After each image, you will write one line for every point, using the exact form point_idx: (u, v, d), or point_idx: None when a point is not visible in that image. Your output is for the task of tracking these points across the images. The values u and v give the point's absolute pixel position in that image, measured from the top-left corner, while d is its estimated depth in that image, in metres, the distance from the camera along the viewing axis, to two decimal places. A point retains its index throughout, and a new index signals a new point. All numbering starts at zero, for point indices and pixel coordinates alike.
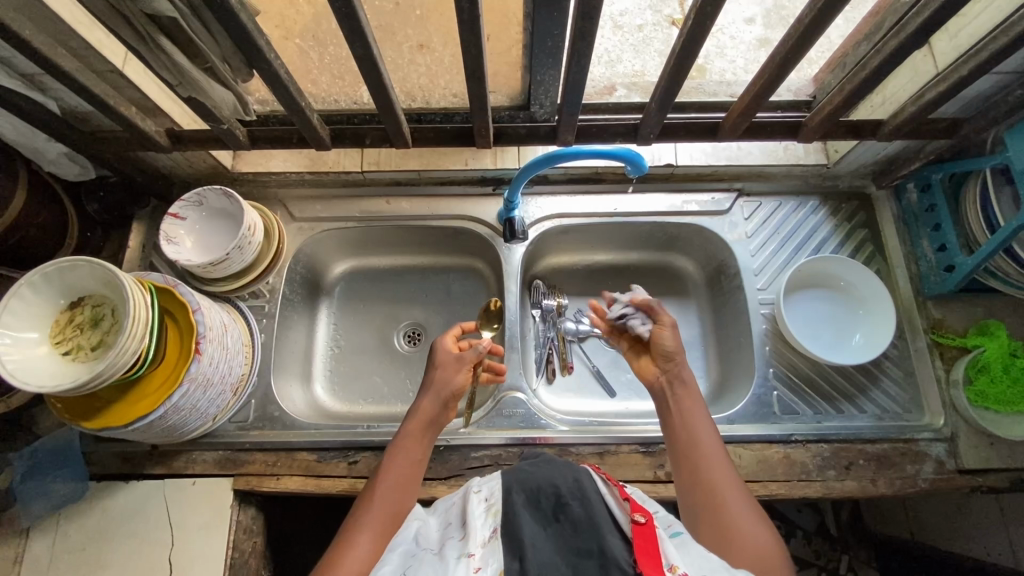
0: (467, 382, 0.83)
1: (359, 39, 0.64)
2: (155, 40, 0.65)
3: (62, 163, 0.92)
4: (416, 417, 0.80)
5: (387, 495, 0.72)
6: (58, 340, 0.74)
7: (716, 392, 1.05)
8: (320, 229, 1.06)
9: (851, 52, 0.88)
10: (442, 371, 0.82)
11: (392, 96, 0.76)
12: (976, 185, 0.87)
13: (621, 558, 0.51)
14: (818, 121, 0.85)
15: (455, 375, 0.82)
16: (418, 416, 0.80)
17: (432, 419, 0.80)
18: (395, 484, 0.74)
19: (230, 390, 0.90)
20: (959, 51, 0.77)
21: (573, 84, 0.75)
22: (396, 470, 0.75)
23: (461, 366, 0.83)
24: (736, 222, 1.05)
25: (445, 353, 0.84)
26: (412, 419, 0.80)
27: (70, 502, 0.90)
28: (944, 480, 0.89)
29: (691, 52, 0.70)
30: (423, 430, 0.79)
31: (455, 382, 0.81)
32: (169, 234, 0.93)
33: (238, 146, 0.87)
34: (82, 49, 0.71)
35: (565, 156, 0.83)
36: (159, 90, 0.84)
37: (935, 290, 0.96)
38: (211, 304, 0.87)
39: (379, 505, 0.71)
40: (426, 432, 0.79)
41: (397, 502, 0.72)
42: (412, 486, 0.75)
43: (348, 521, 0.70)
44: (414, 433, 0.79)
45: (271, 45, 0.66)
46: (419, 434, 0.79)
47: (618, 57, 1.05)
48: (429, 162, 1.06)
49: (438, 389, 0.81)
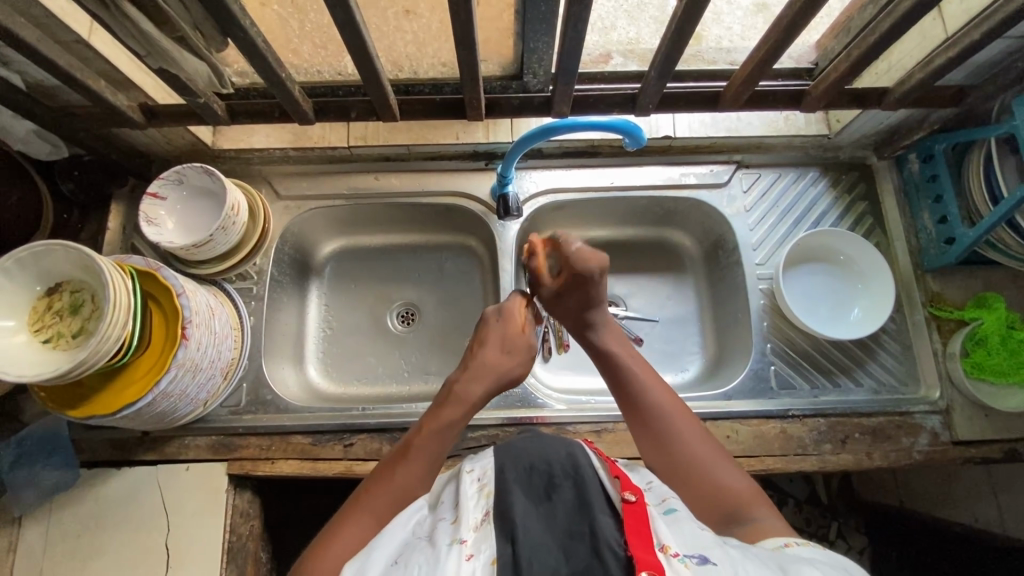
0: (525, 372, 0.80)
1: (341, 4, 0.60)
2: (119, 7, 0.60)
3: (33, 141, 0.86)
4: (457, 402, 0.74)
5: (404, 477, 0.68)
6: (37, 328, 0.72)
7: (713, 368, 1.04)
8: (307, 208, 1.03)
9: (856, 16, 0.83)
10: (506, 356, 0.78)
11: (377, 66, 0.72)
12: (980, 156, 0.85)
13: (613, 540, 0.49)
14: (822, 90, 0.82)
15: (512, 362, 0.78)
16: (465, 403, 0.74)
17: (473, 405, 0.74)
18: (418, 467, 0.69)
19: (220, 374, 0.88)
20: (970, 15, 0.73)
21: (570, 51, 0.71)
22: (422, 451, 0.70)
23: (524, 357, 0.80)
24: (734, 195, 1.03)
25: (510, 337, 0.79)
26: (451, 403, 0.74)
27: (62, 490, 0.88)
28: (938, 452, 0.90)
29: (693, 17, 0.66)
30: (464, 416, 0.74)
31: (512, 373, 0.78)
32: (149, 215, 0.89)
33: (216, 121, 0.82)
34: (43, 19, 0.66)
35: (559, 128, 0.80)
36: (128, 61, 0.79)
37: (935, 263, 0.95)
38: (196, 287, 0.84)
39: (393, 486, 0.67)
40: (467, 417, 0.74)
41: (412, 487, 0.67)
42: (427, 471, 0.69)
43: (352, 498, 0.68)
44: (456, 414, 0.73)
45: (246, 11, 0.62)
46: (459, 418, 0.73)
47: (613, 23, 0.97)
48: (418, 136, 1.02)
49: (491, 377, 0.76)
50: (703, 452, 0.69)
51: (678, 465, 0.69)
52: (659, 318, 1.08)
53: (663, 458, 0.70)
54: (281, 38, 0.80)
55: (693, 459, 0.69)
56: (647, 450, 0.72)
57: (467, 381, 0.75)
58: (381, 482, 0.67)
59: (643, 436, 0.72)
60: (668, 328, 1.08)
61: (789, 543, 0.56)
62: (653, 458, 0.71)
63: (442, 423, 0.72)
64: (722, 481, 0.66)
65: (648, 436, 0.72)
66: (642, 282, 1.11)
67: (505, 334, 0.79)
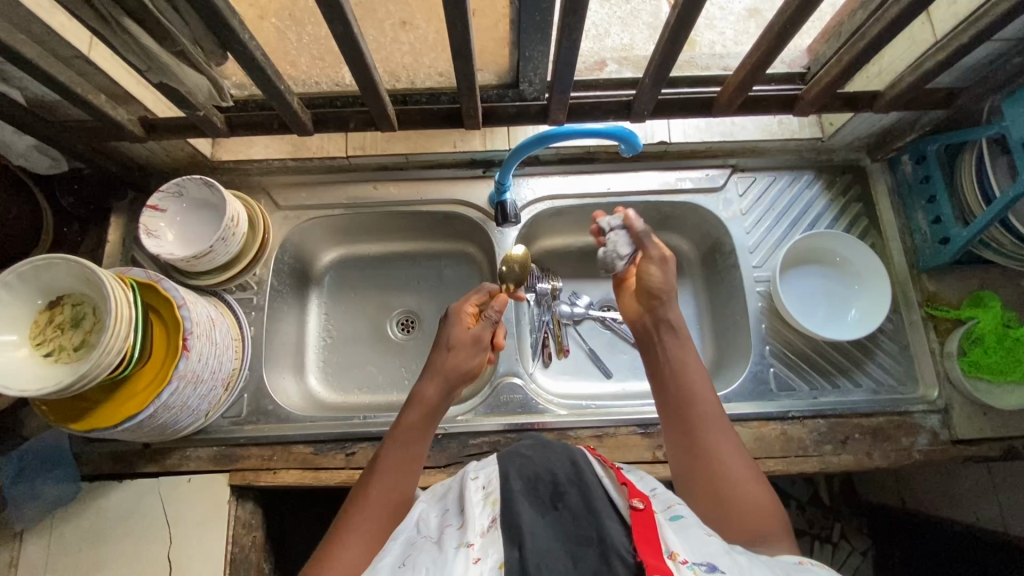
0: (480, 365, 0.81)
1: (338, 16, 0.60)
2: (119, 22, 0.61)
3: (34, 156, 0.87)
4: (417, 405, 0.76)
5: (386, 485, 0.69)
6: (38, 342, 0.72)
7: (712, 370, 1.05)
8: (306, 218, 1.04)
9: (847, 21, 0.84)
10: (455, 354, 0.79)
11: (375, 77, 0.73)
12: (972, 156, 0.86)
13: (621, 546, 0.50)
14: (814, 95, 0.83)
15: (463, 358, 0.79)
16: (421, 404, 0.76)
17: (434, 406, 0.76)
18: (391, 471, 0.71)
19: (221, 385, 0.88)
20: (957, 19, 0.74)
21: (564, 60, 0.72)
22: (392, 457, 0.72)
23: (475, 351, 0.81)
24: (730, 199, 1.04)
25: (458, 335, 0.80)
26: (412, 409, 0.76)
27: (63, 505, 0.88)
28: (938, 451, 0.91)
29: (685, 25, 0.67)
30: (426, 419, 0.76)
31: (464, 368, 0.78)
32: (148, 228, 0.89)
33: (215, 133, 0.83)
34: (43, 36, 0.67)
35: (556, 136, 0.81)
36: (127, 75, 0.79)
37: (930, 263, 0.96)
38: (197, 299, 0.84)
39: (376, 496, 0.69)
40: (429, 419, 0.76)
41: (399, 493, 0.70)
42: (410, 474, 0.71)
43: (338, 518, 0.68)
44: (414, 416, 0.75)
45: (245, 25, 0.63)
46: (421, 421, 0.75)
47: (607, 30, 0.99)
48: (416, 145, 1.02)
49: (445, 375, 0.78)
50: (733, 458, 0.70)
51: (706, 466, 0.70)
52: None
53: (690, 460, 0.71)
54: (280, 51, 0.81)
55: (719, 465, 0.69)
56: (672, 451, 0.73)
57: (423, 384, 0.77)
58: (363, 496, 0.69)
59: (672, 435, 0.73)
60: None
61: (801, 559, 0.55)
62: (681, 458, 0.72)
63: (405, 428, 0.74)
64: (745, 487, 0.67)
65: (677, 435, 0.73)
66: None
67: (450, 334, 0.80)
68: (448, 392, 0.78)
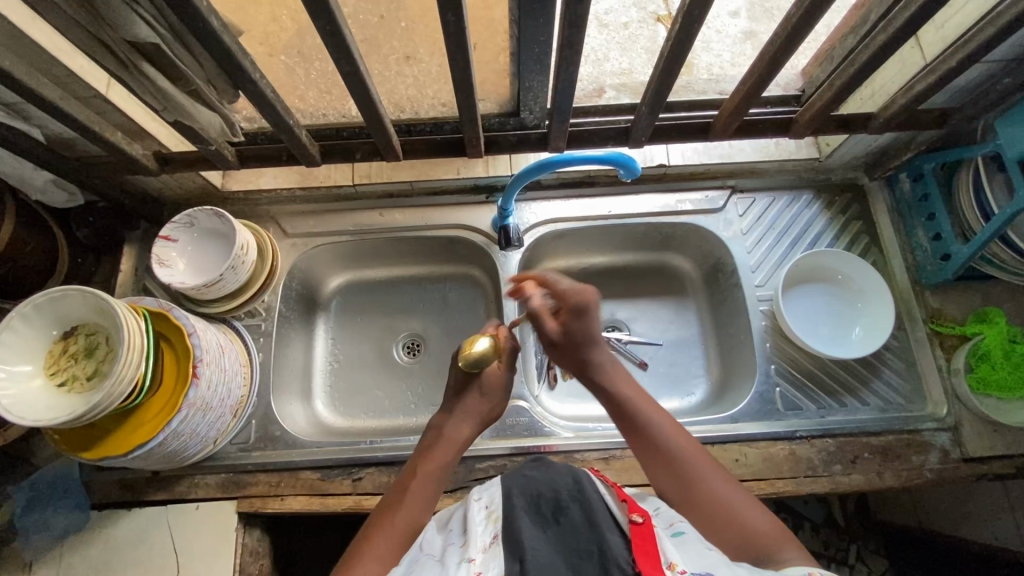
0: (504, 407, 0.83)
1: (345, 56, 0.63)
2: (138, 66, 0.64)
3: (52, 190, 0.91)
4: (447, 442, 0.76)
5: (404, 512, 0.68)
6: (52, 372, 0.73)
7: (718, 390, 1.04)
8: (314, 245, 1.05)
9: (837, 46, 0.87)
10: (485, 398, 0.80)
11: (380, 111, 0.75)
12: (969, 173, 0.87)
13: (621, 557, 0.51)
14: (808, 118, 0.85)
15: (495, 400, 0.81)
16: (452, 438, 0.76)
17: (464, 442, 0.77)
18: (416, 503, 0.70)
19: (230, 412, 0.89)
20: (946, 42, 0.77)
21: (563, 91, 0.75)
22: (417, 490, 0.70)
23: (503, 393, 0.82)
24: (730, 219, 1.05)
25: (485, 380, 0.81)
26: (442, 444, 0.76)
27: (71, 534, 0.88)
28: (949, 469, 0.90)
29: (678, 57, 0.70)
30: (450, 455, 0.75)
31: (496, 410, 0.81)
32: (161, 258, 0.92)
33: (226, 165, 0.86)
34: (64, 77, 0.70)
35: (557, 163, 0.83)
36: (143, 113, 0.83)
37: (933, 279, 0.97)
38: (206, 326, 0.86)
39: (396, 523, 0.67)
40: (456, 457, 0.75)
41: (417, 520, 0.68)
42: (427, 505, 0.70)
43: (354, 544, 0.66)
44: (445, 453, 0.75)
45: (256, 65, 0.66)
46: (451, 458, 0.75)
47: (606, 55, 1.06)
48: (421, 172, 1.06)
49: (481, 415, 0.79)
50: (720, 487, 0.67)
51: (693, 490, 0.67)
52: (662, 341, 1.09)
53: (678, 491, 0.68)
54: (288, 85, 0.86)
55: (708, 493, 0.67)
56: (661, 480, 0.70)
57: (457, 422, 0.78)
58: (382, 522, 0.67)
59: (654, 467, 0.71)
60: (672, 351, 1.09)
61: (812, 571, 0.51)
62: (665, 485, 0.70)
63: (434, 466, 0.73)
64: (744, 516, 0.63)
65: (661, 466, 0.71)
66: (644, 308, 1.12)
67: (480, 376, 0.81)
68: (476, 429, 0.79)
